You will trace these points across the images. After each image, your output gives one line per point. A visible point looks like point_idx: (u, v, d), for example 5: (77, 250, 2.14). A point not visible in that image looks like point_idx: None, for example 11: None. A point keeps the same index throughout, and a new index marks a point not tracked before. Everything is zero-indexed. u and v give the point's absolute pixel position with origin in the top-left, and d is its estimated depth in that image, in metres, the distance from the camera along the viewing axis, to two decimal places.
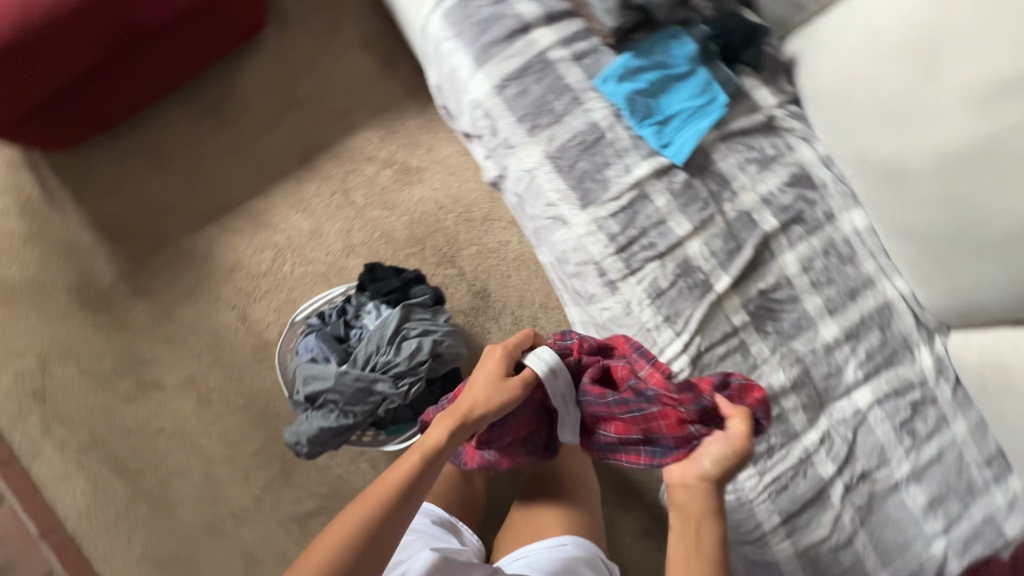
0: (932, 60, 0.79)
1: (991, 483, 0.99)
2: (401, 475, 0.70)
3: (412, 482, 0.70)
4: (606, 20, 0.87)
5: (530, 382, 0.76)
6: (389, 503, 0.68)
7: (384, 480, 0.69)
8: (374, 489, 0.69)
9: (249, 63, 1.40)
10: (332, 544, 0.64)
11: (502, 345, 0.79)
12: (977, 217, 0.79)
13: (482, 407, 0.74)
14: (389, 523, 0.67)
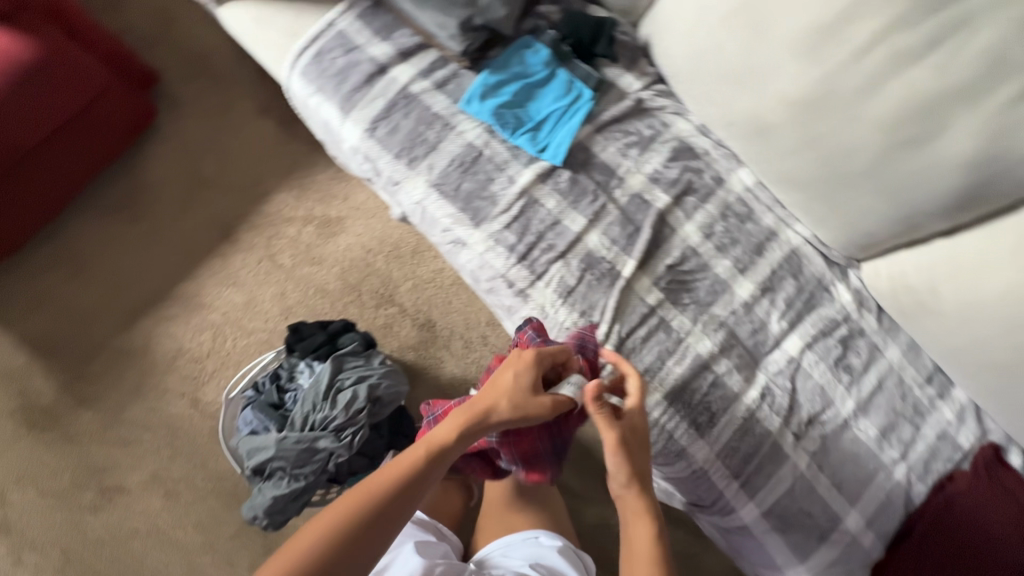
0: (758, 16, 0.82)
1: (938, 400, 1.02)
2: (402, 470, 0.66)
3: (412, 484, 0.66)
4: (453, 45, 0.90)
5: (557, 406, 0.73)
6: (385, 500, 0.64)
7: (385, 472, 0.66)
8: (374, 479, 0.65)
9: (151, 154, 1.42)
10: (314, 535, 0.60)
11: (536, 350, 0.76)
12: (841, 154, 0.81)
13: (500, 408, 0.71)
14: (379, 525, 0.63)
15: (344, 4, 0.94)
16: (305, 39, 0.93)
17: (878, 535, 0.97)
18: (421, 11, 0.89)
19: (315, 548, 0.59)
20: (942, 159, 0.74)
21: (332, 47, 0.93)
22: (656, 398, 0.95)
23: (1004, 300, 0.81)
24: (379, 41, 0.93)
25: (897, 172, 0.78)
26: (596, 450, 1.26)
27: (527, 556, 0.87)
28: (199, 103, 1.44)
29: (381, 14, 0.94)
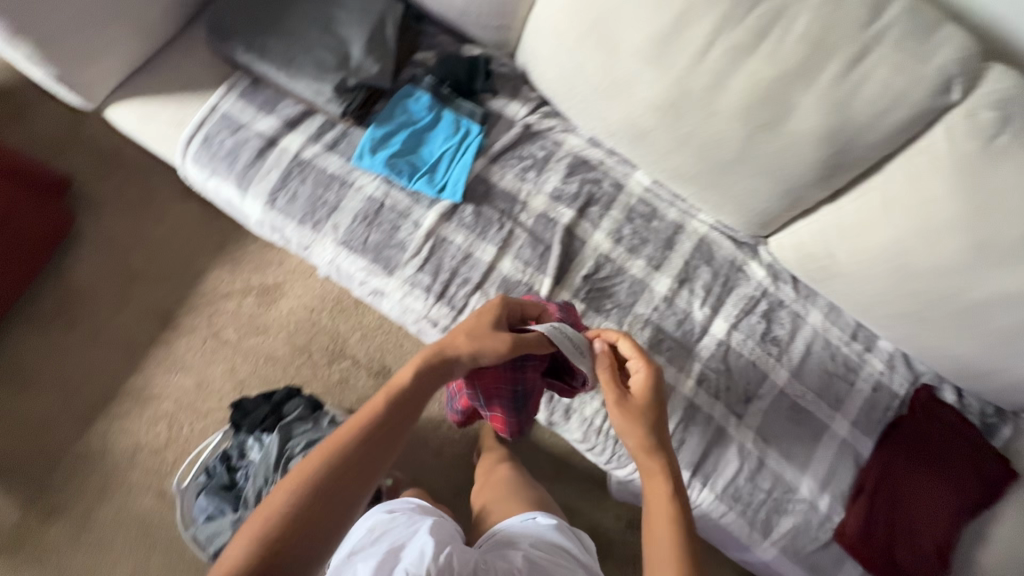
0: (607, 31, 0.84)
1: (865, 354, 1.05)
2: (368, 420, 0.66)
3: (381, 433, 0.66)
4: (333, 108, 0.92)
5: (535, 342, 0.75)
6: (355, 451, 0.63)
7: (350, 425, 0.65)
8: (341, 432, 0.64)
9: (78, 256, 1.42)
10: (287, 493, 0.59)
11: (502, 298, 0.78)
12: (713, 144, 0.86)
13: (462, 349, 0.72)
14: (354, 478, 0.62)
15: (224, 86, 0.96)
16: (190, 127, 0.95)
17: (837, 496, 0.99)
18: (295, 82, 0.91)
19: (288, 506, 0.58)
20: (797, 137, 0.79)
21: (219, 130, 0.95)
22: (595, 404, 0.98)
23: (889, 253, 0.86)
24: (264, 116, 0.96)
25: (764, 155, 0.83)
26: (567, 463, 1.27)
27: (528, 535, 0.85)
28: (120, 197, 1.46)
29: (261, 90, 0.97)
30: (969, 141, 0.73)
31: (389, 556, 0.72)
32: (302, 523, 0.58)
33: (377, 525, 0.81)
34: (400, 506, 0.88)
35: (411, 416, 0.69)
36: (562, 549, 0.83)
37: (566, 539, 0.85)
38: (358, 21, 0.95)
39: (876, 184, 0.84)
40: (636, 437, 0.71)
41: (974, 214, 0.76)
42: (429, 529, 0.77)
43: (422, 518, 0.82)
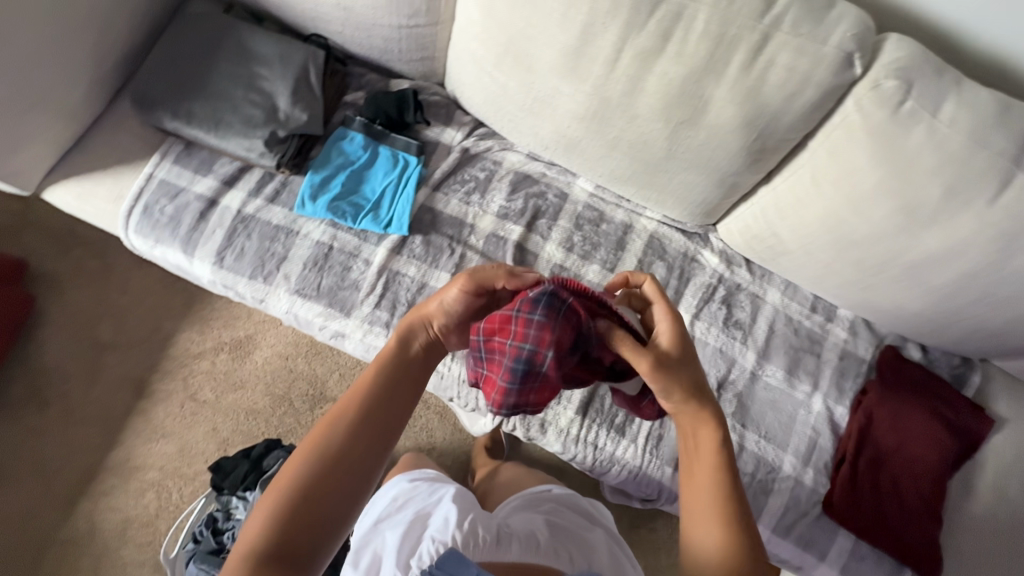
0: (521, 52, 0.86)
1: (827, 324, 1.07)
2: (363, 395, 0.63)
3: (380, 406, 0.63)
4: (267, 161, 0.94)
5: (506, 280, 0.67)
6: (353, 428, 0.60)
7: (345, 401, 0.62)
8: (336, 410, 0.61)
9: (43, 337, 1.40)
10: (288, 476, 0.57)
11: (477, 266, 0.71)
12: (641, 144, 0.89)
13: (441, 315, 0.67)
14: (357, 454, 0.59)
15: (157, 154, 0.97)
16: (129, 199, 0.95)
17: (821, 469, 0.99)
18: (226, 141, 0.93)
19: (292, 488, 0.56)
20: (717, 128, 0.83)
21: (158, 198, 0.95)
22: (568, 413, 0.98)
23: (826, 225, 0.88)
24: (202, 178, 0.97)
25: (690, 147, 0.87)
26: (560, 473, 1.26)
27: (543, 501, 0.88)
28: (79, 272, 1.44)
29: (195, 153, 0.99)
30: (879, 110, 0.75)
31: (416, 526, 0.74)
32: (310, 506, 0.56)
33: (400, 498, 0.83)
34: (419, 476, 0.91)
35: (409, 386, 0.66)
36: (574, 512, 0.86)
37: (579, 505, 0.89)
38: (281, 73, 0.97)
39: (804, 161, 0.86)
40: (678, 393, 0.62)
41: (896, 178, 0.78)
42: (453, 498, 0.78)
43: (443, 489, 0.84)
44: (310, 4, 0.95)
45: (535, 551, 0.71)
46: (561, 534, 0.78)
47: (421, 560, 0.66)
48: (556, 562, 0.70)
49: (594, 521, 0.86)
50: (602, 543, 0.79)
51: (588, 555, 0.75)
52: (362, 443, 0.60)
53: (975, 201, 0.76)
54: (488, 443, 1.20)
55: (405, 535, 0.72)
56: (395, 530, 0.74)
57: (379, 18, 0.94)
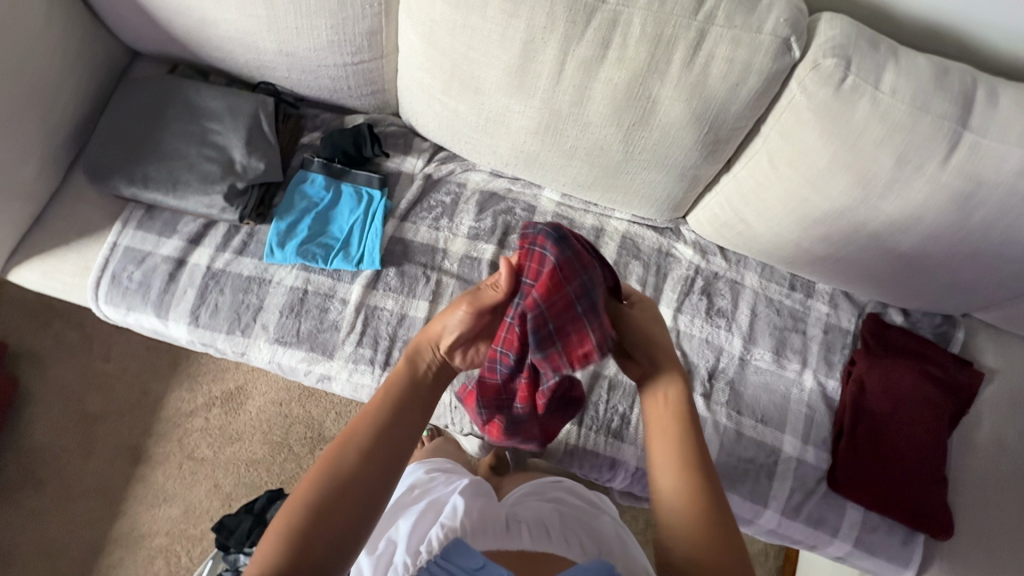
0: (467, 76, 0.86)
1: (808, 300, 1.07)
2: (372, 420, 0.63)
3: (388, 431, 0.63)
4: (229, 215, 0.94)
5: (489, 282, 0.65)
6: (357, 455, 0.60)
7: (355, 428, 0.62)
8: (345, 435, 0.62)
9: (25, 419, 1.32)
10: (297, 503, 0.57)
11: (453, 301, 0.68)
12: (597, 150, 0.90)
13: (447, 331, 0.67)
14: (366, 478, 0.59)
15: (119, 222, 0.97)
16: (96, 271, 0.94)
17: (821, 445, 0.99)
18: (186, 201, 0.93)
19: (302, 515, 0.56)
20: (668, 126, 0.84)
21: (125, 266, 0.95)
22: (564, 425, 0.96)
23: (791, 205, 0.88)
24: (167, 240, 0.97)
25: (646, 147, 0.88)
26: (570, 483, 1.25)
27: (551, 489, 0.90)
28: (61, 344, 1.37)
29: (157, 216, 0.98)
30: (822, 88, 0.76)
31: (428, 515, 0.80)
32: (319, 532, 0.55)
33: (417, 488, 0.88)
34: (435, 466, 0.95)
35: (416, 409, 0.66)
36: (580, 501, 0.89)
37: (585, 497, 0.90)
38: (233, 125, 0.97)
39: (758, 147, 0.87)
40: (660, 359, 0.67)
41: (849, 152, 0.79)
42: (465, 489, 0.84)
43: (458, 482, 0.89)
44: (253, 54, 0.96)
45: (543, 539, 0.75)
46: (569, 520, 0.82)
47: (429, 545, 0.74)
48: (560, 548, 0.74)
49: (599, 508, 0.88)
50: (609, 529, 0.82)
51: (593, 541, 0.78)
52: (370, 467, 0.60)
53: (928, 164, 0.77)
54: (493, 462, 1.14)
55: (416, 523, 0.79)
56: (409, 518, 0.80)
57: (323, 60, 0.95)
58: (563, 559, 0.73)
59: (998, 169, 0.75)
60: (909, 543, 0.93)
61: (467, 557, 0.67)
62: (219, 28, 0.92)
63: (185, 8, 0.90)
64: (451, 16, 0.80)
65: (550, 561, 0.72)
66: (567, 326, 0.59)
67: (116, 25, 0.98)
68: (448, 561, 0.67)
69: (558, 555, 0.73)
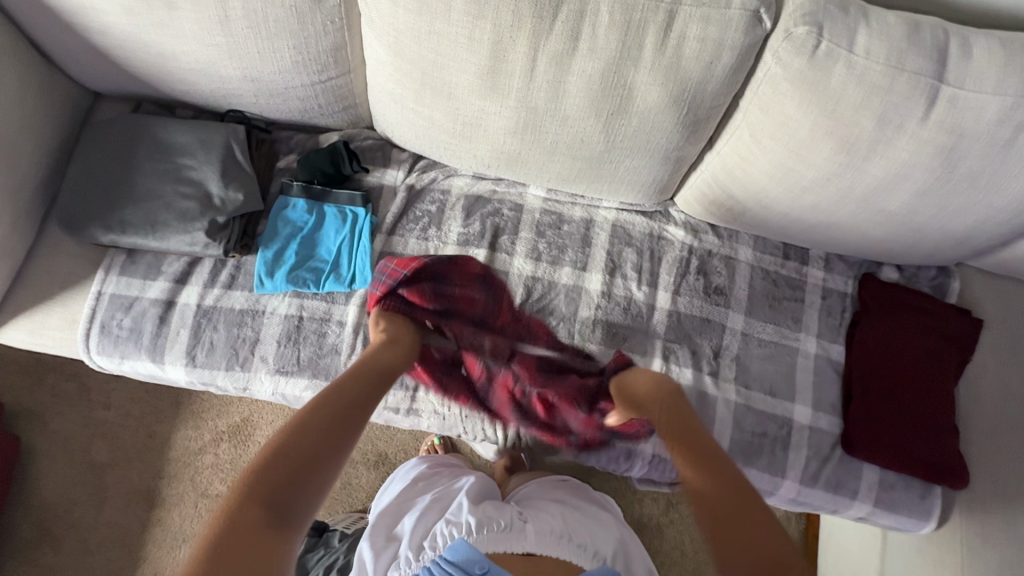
0: (439, 83, 0.85)
1: (804, 268, 1.07)
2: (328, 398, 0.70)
3: (343, 403, 0.70)
4: (214, 250, 0.92)
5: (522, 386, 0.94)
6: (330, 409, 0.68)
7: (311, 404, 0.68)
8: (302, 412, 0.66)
9: (32, 475, 1.30)
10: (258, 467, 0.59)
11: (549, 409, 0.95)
12: (578, 144, 0.89)
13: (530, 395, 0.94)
14: (326, 441, 0.64)
15: (101, 271, 0.95)
16: (84, 322, 0.92)
17: (831, 410, 1.00)
18: (167, 241, 0.91)
19: (264, 477, 0.58)
20: (647, 111, 0.83)
21: (113, 314, 0.93)
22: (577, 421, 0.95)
23: (775, 176, 0.88)
24: (153, 282, 0.95)
25: (627, 135, 0.87)
26: (588, 473, 1.25)
27: (555, 486, 0.94)
28: (57, 396, 1.34)
29: (140, 259, 0.96)
30: (796, 58, 0.75)
31: (434, 511, 0.81)
32: (283, 488, 0.58)
33: (422, 481, 0.90)
34: (436, 461, 0.97)
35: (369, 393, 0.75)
36: (584, 497, 0.91)
37: (588, 495, 0.93)
38: (206, 158, 0.95)
39: (739, 121, 0.86)
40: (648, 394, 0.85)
41: (829, 119, 0.78)
42: (471, 488, 0.85)
43: (463, 477, 0.91)
44: (217, 84, 0.94)
45: (551, 540, 0.76)
46: (572, 514, 0.84)
47: (434, 541, 0.75)
48: (563, 548, 0.76)
49: (602, 506, 0.92)
50: (612, 527, 0.85)
51: (595, 537, 0.80)
52: (328, 432, 0.65)
53: (908, 122, 0.77)
54: (508, 463, 1.14)
55: (421, 519, 0.79)
56: (414, 513, 0.81)
57: (290, 81, 0.93)
58: (565, 560, 0.75)
59: (978, 119, 0.75)
60: (927, 498, 0.94)
61: (473, 560, 0.73)
62: (179, 60, 0.90)
63: (141, 44, 0.88)
64: (415, 24, 0.78)
65: (552, 563, 0.75)
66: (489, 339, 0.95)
67: (72, 67, 0.95)
68: (456, 564, 0.73)
69: (560, 555, 0.75)
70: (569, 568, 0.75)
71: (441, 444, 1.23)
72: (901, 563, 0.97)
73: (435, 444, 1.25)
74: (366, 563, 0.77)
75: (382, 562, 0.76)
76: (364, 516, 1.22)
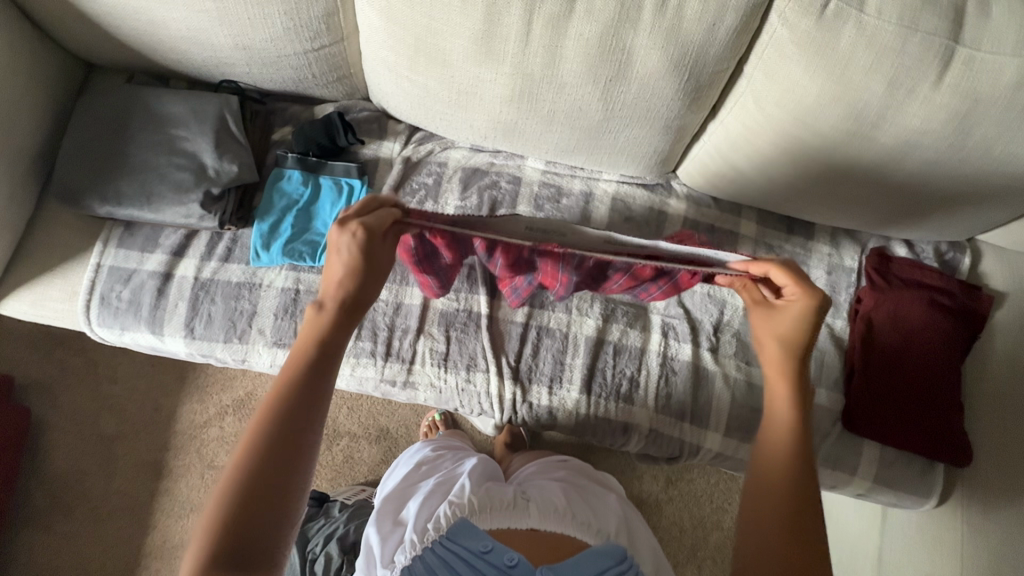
0: (432, 48, 0.82)
1: (808, 242, 1.05)
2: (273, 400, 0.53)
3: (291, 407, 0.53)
4: (209, 222, 0.92)
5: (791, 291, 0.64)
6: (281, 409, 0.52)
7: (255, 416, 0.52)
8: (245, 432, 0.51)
9: (45, 445, 1.33)
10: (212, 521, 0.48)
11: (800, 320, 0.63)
12: (578, 111, 0.87)
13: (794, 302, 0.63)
14: (278, 472, 0.50)
15: (100, 242, 0.95)
16: (83, 294, 0.93)
17: (833, 385, 0.98)
18: (163, 213, 0.91)
19: (219, 529, 0.48)
20: (647, 77, 0.80)
21: (113, 286, 0.93)
22: (573, 396, 0.95)
23: (780, 145, 0.86)
24: (151, 254, 0.95)
25: (626, 103, 0.84)
26: (588, 450, 1.26)
27: (557, 466, 0.91)
28: (66, 371, 1.36)
29: (137, 232, 0.97)
30: (804, 19, 0.72)
31: (436, 494, 0.80)
32: (244, 540, 0.48)
33: (425, 465, 0.90)
34: (439, 445, 0.98)
35: (322, 374, 0.56)
36: (588, 476, 0.89)
37: (594, 475, 0.91)
38: (200, 129, 0.94)
39: (744, 89, 0.83)
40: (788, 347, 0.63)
41: (838, 84, 0.75)
42: (472, 469, 0.84)
43: (465, 459, 0.91)
44: (210, 53, 0.92)
45: (555, 518, 0.74)
46: (576, 492, 0.82)
47: (436, 523, 0.73)
48: (567, 524, 0.74)
49: (605, 485, 0.90)
50: (615, 505, 0.82)
51: (599, 516, 0.78)
52: (278, 457, 0.51)
53: (920, 87, 0.73)
54: (508, 439, 1.15)
55: (425, 502, 0.78)
56: (417, 498, 0.81)
57: (282, 49, 0.91)
58: (570, 536, 0.73)
59: (995, 82, 0.71)
60: (929, 474, 0.93)
61: (475, 539, 0.70)
62: (169, 28, 0.88)
63: (130, 12, 0.86)
64: None
65: (558, 540, 0.72)
66: (547, 266, 0.79)
67: (64, 38, 0.94)
68: (457, 544, 0.69)
69: (566, 531, 0.73)
70: (576, 544, 0.72)
71: (442, 420, 1.24)
72: (900, 540, 0.96)
73: (435, 420, 1.26)
74: (374, 549, 0.76)
75: (388, 546, 0.75)
76: (366, 489, 1.24)
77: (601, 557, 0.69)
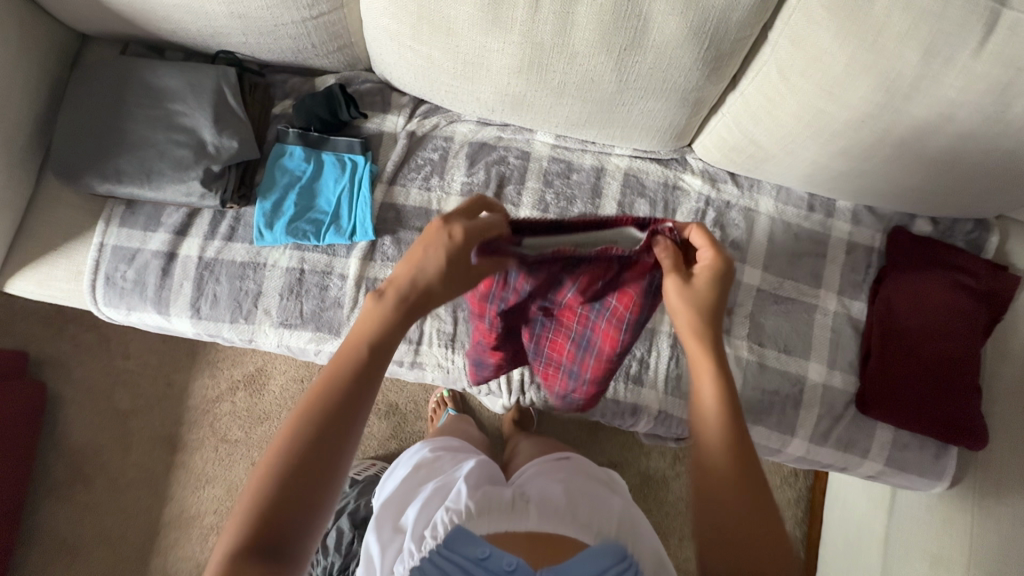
0: (436, 16, 0.78)
1: (829, 218, 1.00)
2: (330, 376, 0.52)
3: (335, 412, 0.50)
4: (211, 202, 0.90)
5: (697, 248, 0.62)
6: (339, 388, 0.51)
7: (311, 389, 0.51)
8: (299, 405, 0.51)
9: (63, 420, 1.35)
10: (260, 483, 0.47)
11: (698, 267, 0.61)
12: (589, 84, 0.83)
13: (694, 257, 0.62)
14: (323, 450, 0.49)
15: (102, 222, 0.94)
16: (88, 275, 0.92)
17: (847, 368, 0.96)
18: (164, 191, 0.89)
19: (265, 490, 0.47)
20: (663, 47, 0.76)
21: (117, 266, 0.93)
22: None
23: (804, 118, 0.81)
24: (153, 234, 0.94)
25: (640, 73, 0.80)
26: (596, 428, 1.26)
27: (558, 465, 0.90)
28: (79, 347, 1.38)
29: (139, 210, 0.95)
30: None
31: (434, 500, 0.80)
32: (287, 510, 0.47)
33: (424, 468, 0.90)
34: (439, 445, 0.97)
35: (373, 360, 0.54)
36: (588, 476, 0.88)
37: (596, 474, 0.90)
38: (197, 104, 0.91)
39: (766, 57, 0.79)
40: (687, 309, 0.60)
41: (868, 52, 0.71)
42: (470, 472, 0.84)
43: (466, 460, 0.90)
44: (205, 22, 0.89)
45: (552, 523, 0.74)
46: (575, 493, 0.81)
47: (433, 530, 0.72)
48: (566, 526, 0.74)
49: (608, 484, 0.89)
50: (617, 504, 0.82)
51: (599, 514, 0.78)
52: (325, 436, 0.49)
53: (957, 57, 0.68)
54: (516, 417, 1.15)
55: (423, 509, 0.79)
56: (417, 504, 0.81)
57: (279, 17, 0.87)
58: (569, 537, 0.73)
59: None
60: (941, 458, 0.91)
61: (472, 546, 0.69)
62: None
63: None
64: None
65: (556, 541, 0.72)
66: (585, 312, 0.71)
67: (55, 9, 0.91)
68: (454, 553, 0.68)
69: (564, 534, 0.73)
70: (575, 546, 0.72)
71: (450, 397, 1.24)
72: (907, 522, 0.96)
73: (443, 397, 1.26)
74: (375, 558, 0.77)
75: (388, 556, 0.76)
76: (376, 463, 1.25)
77: (600, 558, 0.69)
